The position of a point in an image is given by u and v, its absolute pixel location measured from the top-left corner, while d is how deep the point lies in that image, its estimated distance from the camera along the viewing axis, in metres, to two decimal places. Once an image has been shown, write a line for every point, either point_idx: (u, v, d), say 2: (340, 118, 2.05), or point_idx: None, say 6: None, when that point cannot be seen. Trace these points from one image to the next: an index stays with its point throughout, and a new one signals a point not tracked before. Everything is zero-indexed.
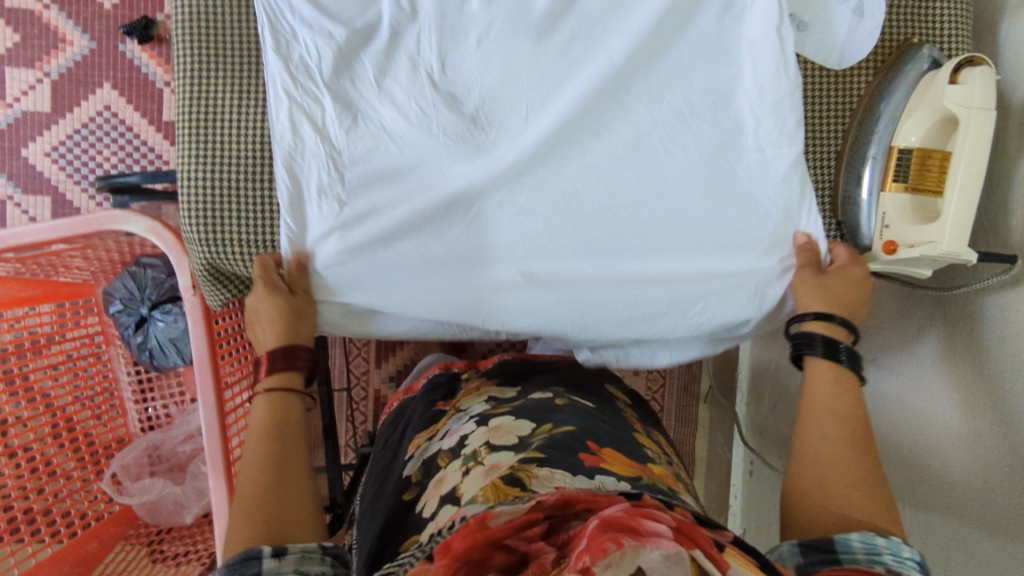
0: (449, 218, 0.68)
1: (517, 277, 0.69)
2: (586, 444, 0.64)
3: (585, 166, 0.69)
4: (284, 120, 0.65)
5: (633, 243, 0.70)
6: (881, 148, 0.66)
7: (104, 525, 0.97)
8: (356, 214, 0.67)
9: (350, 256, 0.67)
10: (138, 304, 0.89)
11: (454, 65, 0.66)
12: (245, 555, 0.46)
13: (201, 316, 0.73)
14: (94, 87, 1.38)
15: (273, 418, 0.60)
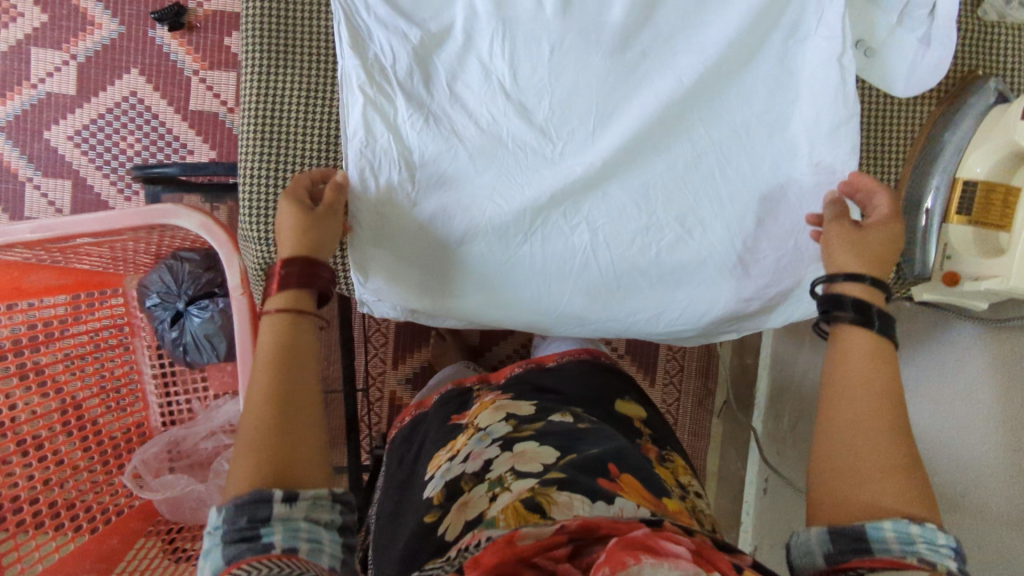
0: (517, 230, 0.67)
1: (576, 290, 0.69)
2: (606, 468, 0.65)
3: (645, 180, 0.68)
4: (358, 118, 0.65)
5: (687, 262, 0.69)
6: (944, 179, 0.66)
7: (123, 521, 0.96)
8: (426, 215, 0.66)
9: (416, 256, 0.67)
10: (175, 298, 0.88)
11: (525, 74, 0.66)
12: (257, 496, 0.46)
13: (248, 316, 0.74)
14: (122, 72, 1.36)
15: (281, 342, 0.55)
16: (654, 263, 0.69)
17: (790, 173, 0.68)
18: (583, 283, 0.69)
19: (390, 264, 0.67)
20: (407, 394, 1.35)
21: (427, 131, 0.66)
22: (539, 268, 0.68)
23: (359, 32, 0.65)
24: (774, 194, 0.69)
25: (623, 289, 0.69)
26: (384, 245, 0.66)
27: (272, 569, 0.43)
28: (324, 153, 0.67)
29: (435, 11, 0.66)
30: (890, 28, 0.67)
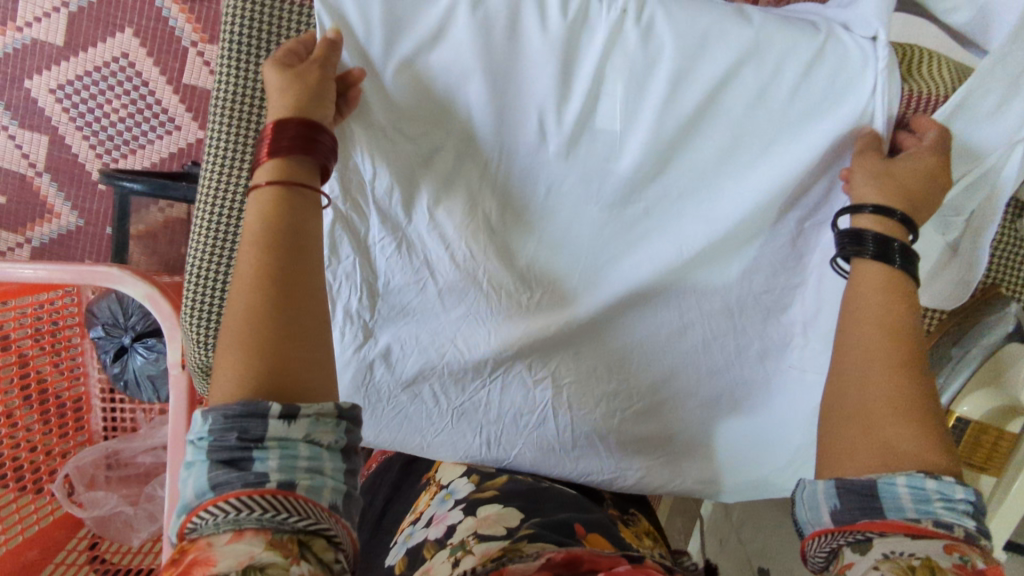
0: (474, 373, 0.63)
1: (531, 448, 0.64)
2: (570, 526, 0.52)
3: (623, 344, 0.63)
4: (324, 238, 0.58)
5: (644, 432, 0.65)
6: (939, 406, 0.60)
7: (48, 530, 0.95)
8: (381, 348, 0.62)
9: (361, 388, 0.62)
10: (121, 331, 0.83)
11: (514, 213, 0.59)
12: (249, 410, 0.41)
13: (184, 396, 0.70)
14: (114, 29, 1.14)
15: (277, 220, 0.46)
16: (614, 429, 0.65)
17: (777, 358, 0.63)
18: (533, 439, 0.65)
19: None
20: None
21: (397, 258, 0.60)
22: (491, 418, 0.64)
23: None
24: (754, 378, 0.64)
25: (575, 454, 0.65)
26: None
27: (259, 510, 0.39)
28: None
29: (424, 129, 0.56)
30: None
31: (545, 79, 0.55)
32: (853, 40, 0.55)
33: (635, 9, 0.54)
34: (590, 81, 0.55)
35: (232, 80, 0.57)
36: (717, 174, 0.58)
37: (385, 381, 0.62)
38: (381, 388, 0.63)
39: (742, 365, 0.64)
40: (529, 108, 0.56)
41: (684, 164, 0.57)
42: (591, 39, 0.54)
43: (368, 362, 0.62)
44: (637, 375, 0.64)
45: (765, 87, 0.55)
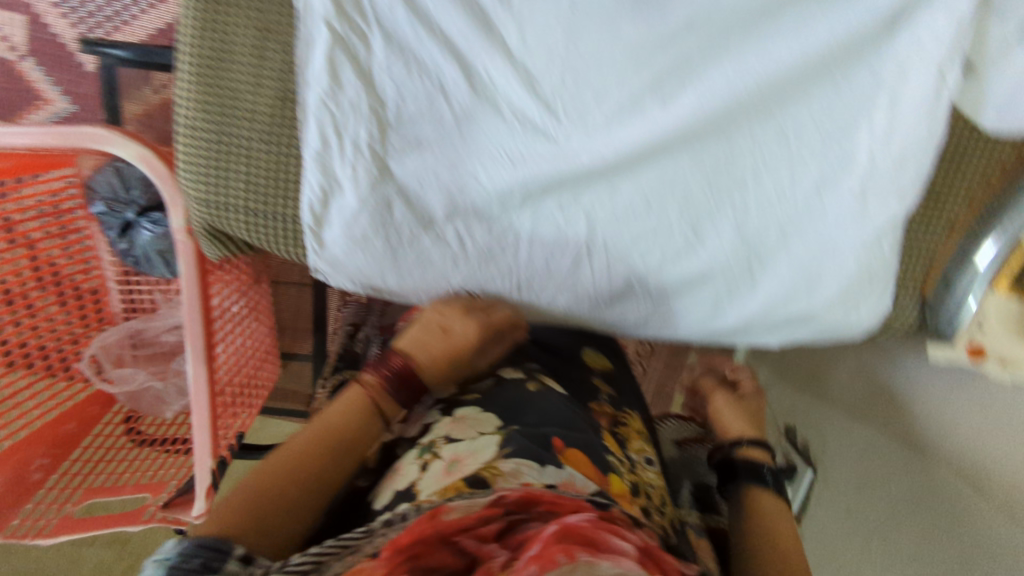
0: (500, 210, 0.55)
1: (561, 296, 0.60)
2: (550, 437, 0.43)
3: (664, 177, 0.55)
4: (321, 60, 0.50)
5: (688, 278, 0.59)
6: (1007, 241, 0.54)
7: (82, 405, 0.96)
8: (396, 188, 0.54)
9: (375, 230, 0.54)
10: (124, 206, 0.79)
11: (533, 30, 0.51)
12: (218, 540, 0.33)
13: (193, 262, 0.66)
14: None
15: (352, 413, 0.46)
16: (653, 274, 0.58)
17: (835, 191, 0.56)
18: (565, 280, 0.59)
19: (349, 235, 0.54)
20: None
21: (405, 75, 0.52)
22: (522, 266, 0.58)
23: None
24: (808, 214, 0.57)
25: (618, 297, 0.60)
26: (344, 212, 0.54)
27: None
28: (273, 103, 0.52)
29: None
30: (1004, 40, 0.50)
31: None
32: None
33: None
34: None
35: None
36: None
37: (407, 226, 0.55)
38: (401, 233, 0.55)
39: (794, 207, 0.56)
40: None
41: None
42: None
43: (385, 202, 0.54)
44: (683, 216, 0.56)
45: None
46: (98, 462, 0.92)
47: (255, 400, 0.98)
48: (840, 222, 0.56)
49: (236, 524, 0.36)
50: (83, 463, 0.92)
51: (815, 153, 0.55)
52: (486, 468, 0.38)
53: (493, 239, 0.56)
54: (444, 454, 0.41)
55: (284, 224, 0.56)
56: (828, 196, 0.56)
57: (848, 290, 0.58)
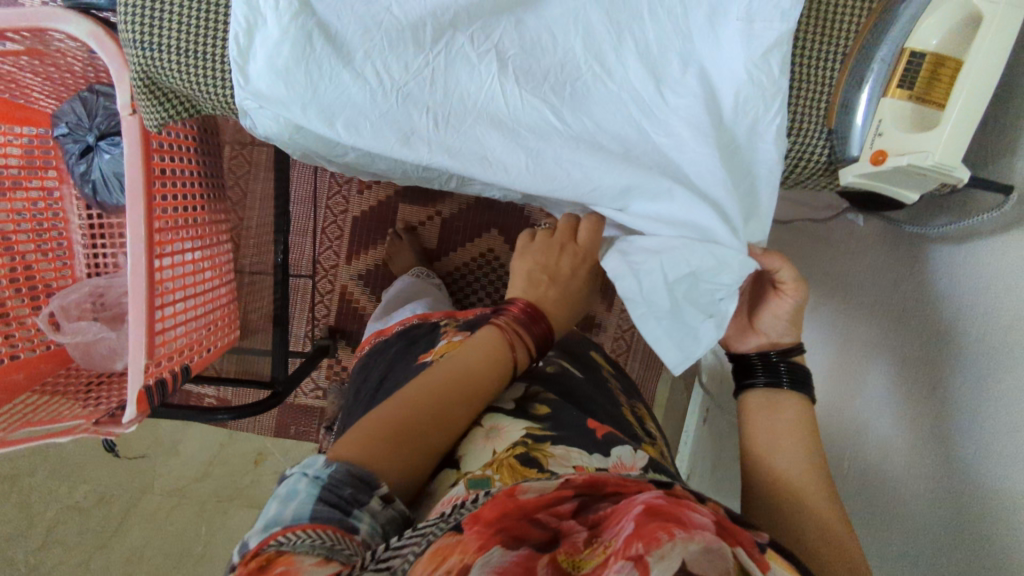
0: (414, 46, 0.60)
1: (480, 141, 0.62)
2: (587, 424, 0.57)
3: (567, 10, 0.60)
4: None
5: (605, 113, 0.62)
6: (892, 50, 0.57)
7: (35, 361, 0.95)
8: (315, 18, 0.58)
9: (295, 62, 0.58)
10: (86, 132, 0.84)
11: None
12: (363, 477, 0.46)
13: (138, 140, 0.69)
14: None
15: (483, 363, 0.59)
16: (567, 106, 0.62)
17: (724, 21, 0.59)
18: (477, 121, 0.62)
19: (272, 68, 0.58)
20: (357, 289, 1.36)
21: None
22: (439, 105, 0.61)
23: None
24: (704, 44, 0.60)
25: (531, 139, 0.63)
26: (268, 43, 0.58)
27: (309, 539, 0.40)
28: None
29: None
30: None
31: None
32: None
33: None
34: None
35: None
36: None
37: (326, 57, 0.58)
38: (321, 67, 0.58)
39: (688, 35, 0.60)
40: None
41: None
42: None
43: (305, 32, 0.58)
44: (586, 48, 0.61)
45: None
46: (39, 406, 0.89)
47: (209, 352, 0.97)
48: (733, 46, 0.59)
49: (373, 454, 0.49)
50: (26, 405, 0.90)
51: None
52: (538, 451, 0.52)
53: (409, 75, 0.60)
54: (500, 439, 0.55)
55: (215, 68, 0.60)
56: (718, 21, 0.59)
57: (751, 116, 0.60)
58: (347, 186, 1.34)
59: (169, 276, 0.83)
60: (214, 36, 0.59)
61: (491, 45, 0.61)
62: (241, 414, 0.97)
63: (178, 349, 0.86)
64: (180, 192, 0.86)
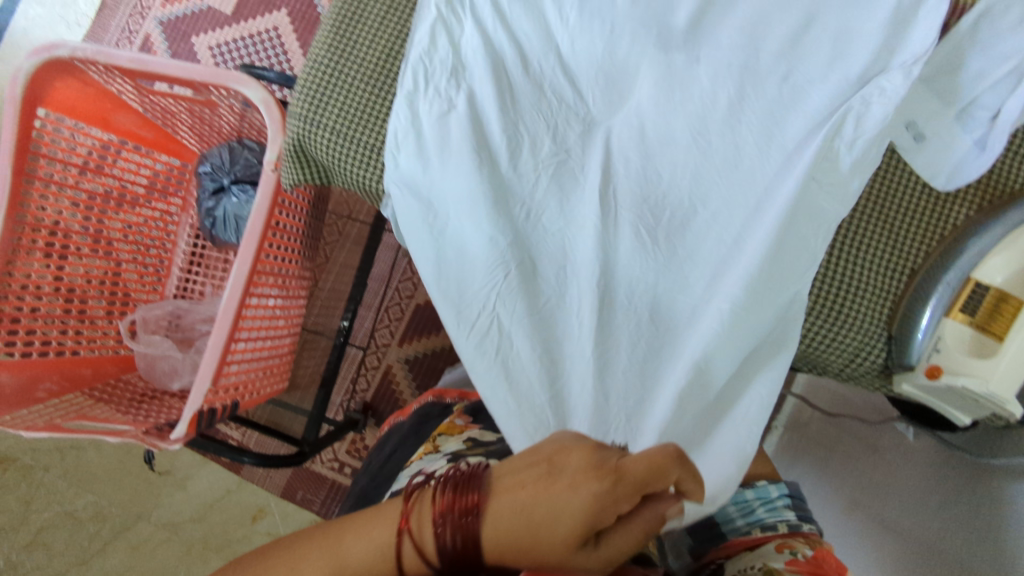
0: (532, 168, 0.72)
1: (564, 258, 0.71)
2: None
3: (675, 164, 0.70)
4: (427, 30, 0.71)
5: (686, 262, 0.69)
6: (958, 276, 0.62)
7: (104, 360, 1.01)
8: (459, 122, 0.70)
9: (433, 155, 0.70)
10: (223, 175, 0.96)
11: (579, 51, 0.72)
12: None
13: (270, 192, 0.79)
14: (273, 8, 1.46)
15: (374, 544, 0.44)
16: (661, 253, 0.69)
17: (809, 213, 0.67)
18: (568, 237, 0.71)
19: (416, 158, 0.69)
20: (401, 373, 1.41)
21: (482, 61, 0.71)
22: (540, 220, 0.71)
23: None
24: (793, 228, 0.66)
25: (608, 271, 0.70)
26: (410, 137, 0.70)
27: None
28: (381, 60, 0.73)
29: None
30: (946, 120, 0.67)
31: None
32: None
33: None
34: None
35: None
36: (764, 28, 0.67)
37: (464, 156, 0.69)
38: (449, 163, 0.69)
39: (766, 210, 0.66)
40: None
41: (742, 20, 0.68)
42: None
43: (445, 131, 0.70)
44: (678, 205, 0.70)
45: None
46: (92, 407, 0.92)
47: (258, 393, 1.01)
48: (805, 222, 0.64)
49: None
50: (82, 401, 0.93)
51: (791, 170, 0.66)
52: None
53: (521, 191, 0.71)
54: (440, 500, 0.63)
55: (363, 148, 0.72)
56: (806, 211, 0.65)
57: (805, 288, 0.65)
58: (419, 275, 1.42)
59: (250, 315, 0.90)
60: (368, 123, 0.72)
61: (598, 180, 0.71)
62: (265, 462, 0.99)
63: (236, 381, 0.92)
64: (286, 243, 0.96)
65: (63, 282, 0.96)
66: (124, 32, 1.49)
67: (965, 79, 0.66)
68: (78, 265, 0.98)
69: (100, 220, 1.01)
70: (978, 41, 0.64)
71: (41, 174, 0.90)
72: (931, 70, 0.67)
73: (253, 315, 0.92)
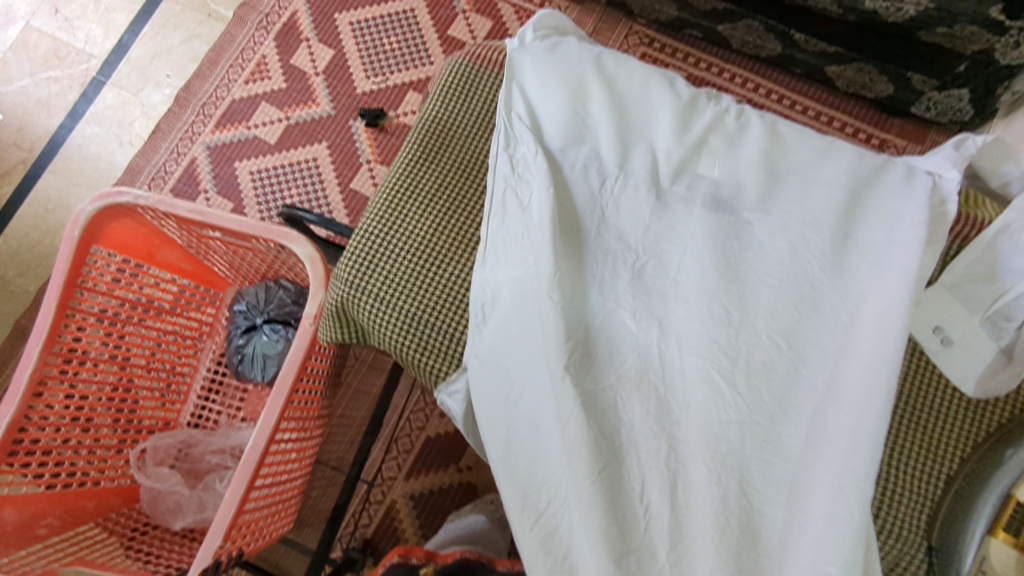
0: (584, 343, 0.72)
1: (624, 434, 0.70)
2: None
3: (734, 333, 0.70)
4: (498, 205, 0.77)
5: (735, 445, 0.68)
6: (999, 494, 0.60)
7: (108, 492, 0.97)
8: (526, 288, 0.72)
9: (498, 323, 0.73)
10: (257, 313, 1.00)
11: (618, 228, 0.76)
12: None
13: (305, 344, 0.82)
14: (314, 141, 1.55)
15: None
16: (717, 432, 0.68)
17: None
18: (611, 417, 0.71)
19: (501, 335, 0.72)
20: (405, 509, 1.36)
21: (546, 226, 0.73)
22: (589, 397, 0.70)
23: (511, 137, 0.79)
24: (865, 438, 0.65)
25: (667, 449, 0.69)
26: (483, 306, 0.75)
27: None
28: (433, 234, 0.80)
29: (567, 149, 0.79)
30: (974, 326, 0.68)
31: (667, 132, 0.76)
32: (897, 170, 0.72)
33: (735, 112, 0.78)
34: (697, 140, 0.76)
35: (427, 125, 0.87)
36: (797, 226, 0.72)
37: (523, 332, 0.71)
38: (510, 333, 0.72)
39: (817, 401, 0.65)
40: (638, 164, 0.77)
41: (776, 219, 0.73)
42: (689, 129, 0.77)
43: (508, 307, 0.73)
44: (722, 393, 0.69)
45: (834, 169, 0.73)
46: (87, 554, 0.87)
47: (267, 536, 0.98)
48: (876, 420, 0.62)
49: None
50: (82, 539, 0.90)
51: (832, 361, 0.67)
52: None
53: (572, 362, 0.70)
54: None
55: (408, 316, 0.77)
56: (865, 407, 0.62)
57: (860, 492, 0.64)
58: (432, 407, 1.41)
59: (271, 459, 0.90)
60: (414, 293, 0.77)
61: (647, 358, 0.72)
62: None
63: (247, 528, 0.89)
64: (312, 384, 0.97)
65: (82, 410, 0.95)
66: (173, 154, 1.58)
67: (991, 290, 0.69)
68: (95, 389, 0.97)
69: (126, 347, 1.02)
70: (998, 254, 0.69)
71: (84, 305, 0.93)
72: (966, 274, 0.69)
73: (273, 460, 0.90)
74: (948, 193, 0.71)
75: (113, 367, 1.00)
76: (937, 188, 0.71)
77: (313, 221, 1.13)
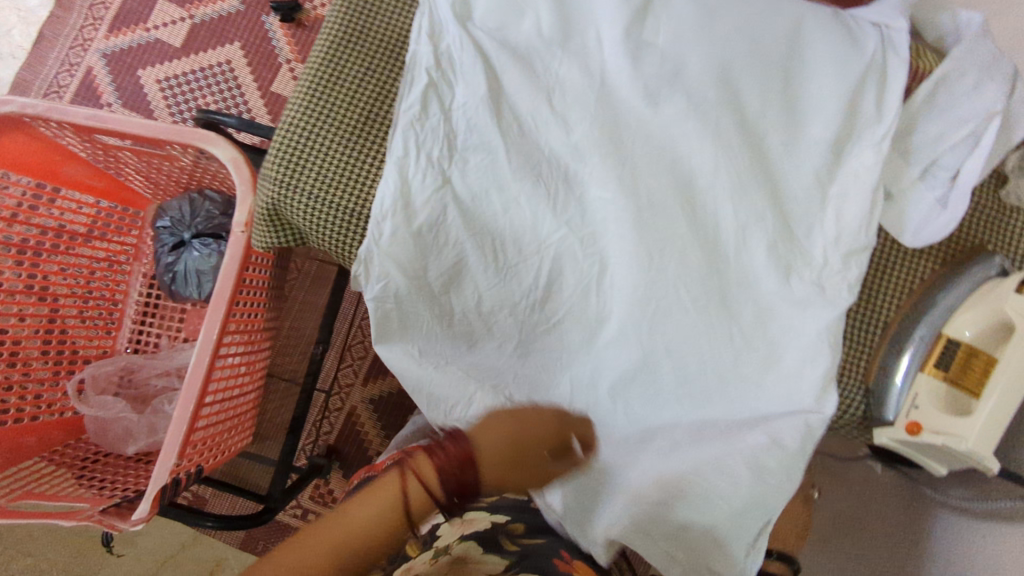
0: (532, 235, 0.71)
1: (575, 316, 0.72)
2: None
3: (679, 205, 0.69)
4: (417, 95, 0.71)
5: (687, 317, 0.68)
6: (929, 331, 0.66)
7: (52, 425, 0.94)
8: (466, 190, 0.71)
9: (434, 218, 0.70)
10: (184, 227, 0.94)
11: (560, 101, 0.72)
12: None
13: (241, 252, 0.78)
14: (225, 41, 1.41)
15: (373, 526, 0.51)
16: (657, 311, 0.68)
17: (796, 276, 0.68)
18: None
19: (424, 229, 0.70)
20: (366, 414, 1.36)
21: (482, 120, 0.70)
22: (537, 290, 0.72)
23: (436, 26, 0.73)
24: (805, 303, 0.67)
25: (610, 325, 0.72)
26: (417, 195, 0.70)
27: None
28: (359, 125, 0.74)
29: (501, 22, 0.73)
30: (911, 181, 0.69)
31: None
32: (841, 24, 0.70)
33: None
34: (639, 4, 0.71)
35: (345, 6, 0.79)
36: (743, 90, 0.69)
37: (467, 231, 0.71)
38: (448, 234, 0.71)
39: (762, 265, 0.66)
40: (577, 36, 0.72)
41: None
42: None
43: (443, 206, 0.70)
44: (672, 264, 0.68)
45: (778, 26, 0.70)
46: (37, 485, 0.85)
47: (224, 453, 0.97)
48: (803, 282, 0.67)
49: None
50: (28, 473, 0.87)
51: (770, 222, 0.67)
52: None
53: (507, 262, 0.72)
54: None
55: (341, 212, 0.72)
56: None
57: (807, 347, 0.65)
58: None
59: (219, 375, 0.87)
60: (344, 187, 0.72)
61: (597, 239, 0.70)
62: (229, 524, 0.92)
63: (203, 445, 0.87)
64: (253, 296, 0.93)
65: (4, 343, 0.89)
66: (65, 64, 1.42)
67: (923, 140, 0.69)
68: (16, 322, 0.91)
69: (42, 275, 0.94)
70: (935, 105, 0.69)
71: None
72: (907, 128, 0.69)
73: (222, 375, 0.88)
74: (894, 43, 0.69)
75: (31, 298, 0.93)
76: (880, 41, 0.69)
77: (234, 126, 1.04)
